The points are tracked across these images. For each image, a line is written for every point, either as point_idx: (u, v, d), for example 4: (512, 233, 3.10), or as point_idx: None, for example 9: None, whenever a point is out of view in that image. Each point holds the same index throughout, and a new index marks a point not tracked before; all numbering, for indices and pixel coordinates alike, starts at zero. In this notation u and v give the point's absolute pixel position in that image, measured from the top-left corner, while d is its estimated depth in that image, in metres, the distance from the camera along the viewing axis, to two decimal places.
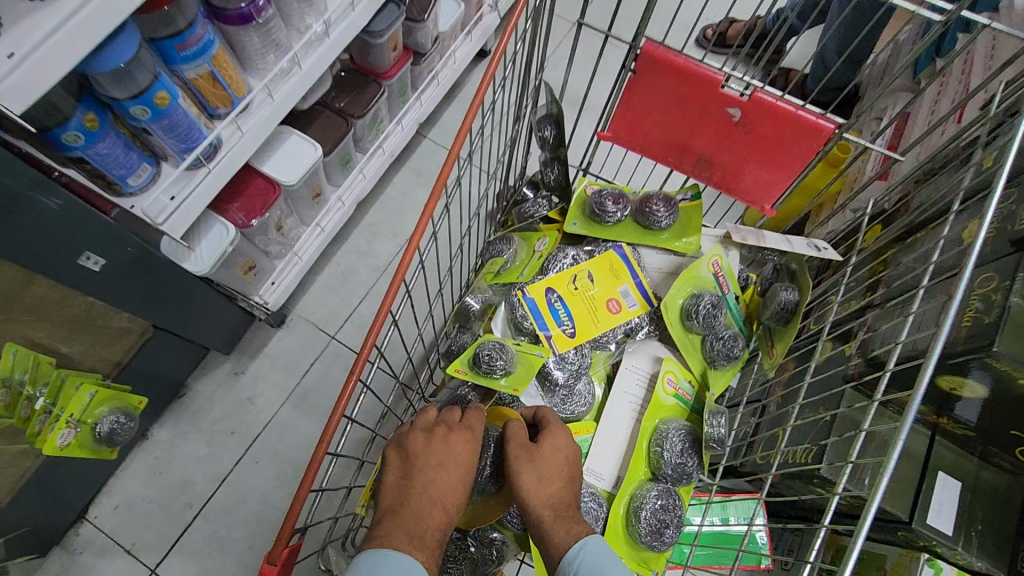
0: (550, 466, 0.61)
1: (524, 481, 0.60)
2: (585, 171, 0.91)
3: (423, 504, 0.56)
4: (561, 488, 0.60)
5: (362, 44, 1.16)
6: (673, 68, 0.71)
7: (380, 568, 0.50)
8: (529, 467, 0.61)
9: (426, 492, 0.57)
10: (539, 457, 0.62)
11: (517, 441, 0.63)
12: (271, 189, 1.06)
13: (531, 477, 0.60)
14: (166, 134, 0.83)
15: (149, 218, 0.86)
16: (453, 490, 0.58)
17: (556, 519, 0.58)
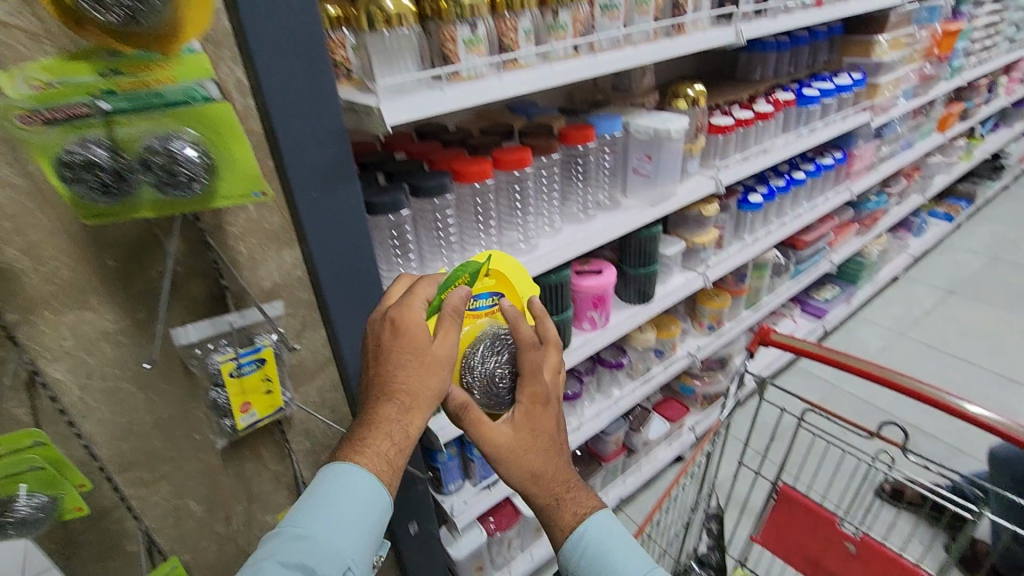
0: (553, 430, 0.81)
1: (529, 440, 0.78)
2: (742, 564, 1.24)
3: (393, 410, 0.70)
4: (564, 457, 0.81)
5: (596, 437, 1.75)
6: (802, 505, 1.09)
7: (332, 479, 0.68)
8: (527, 427, 0.78)
9: (398, 397, 0.70)
10: (545, 424, 0.80)
11: (542, 399, 0.80)
12: (513, 514, 1.54)
13: (541, 437, 0.79)
14: (481, 466, 1.43)
15: (451, 514, 1.41)
16: (427, 397, 0.71)
17: (559, 479, 0.79)
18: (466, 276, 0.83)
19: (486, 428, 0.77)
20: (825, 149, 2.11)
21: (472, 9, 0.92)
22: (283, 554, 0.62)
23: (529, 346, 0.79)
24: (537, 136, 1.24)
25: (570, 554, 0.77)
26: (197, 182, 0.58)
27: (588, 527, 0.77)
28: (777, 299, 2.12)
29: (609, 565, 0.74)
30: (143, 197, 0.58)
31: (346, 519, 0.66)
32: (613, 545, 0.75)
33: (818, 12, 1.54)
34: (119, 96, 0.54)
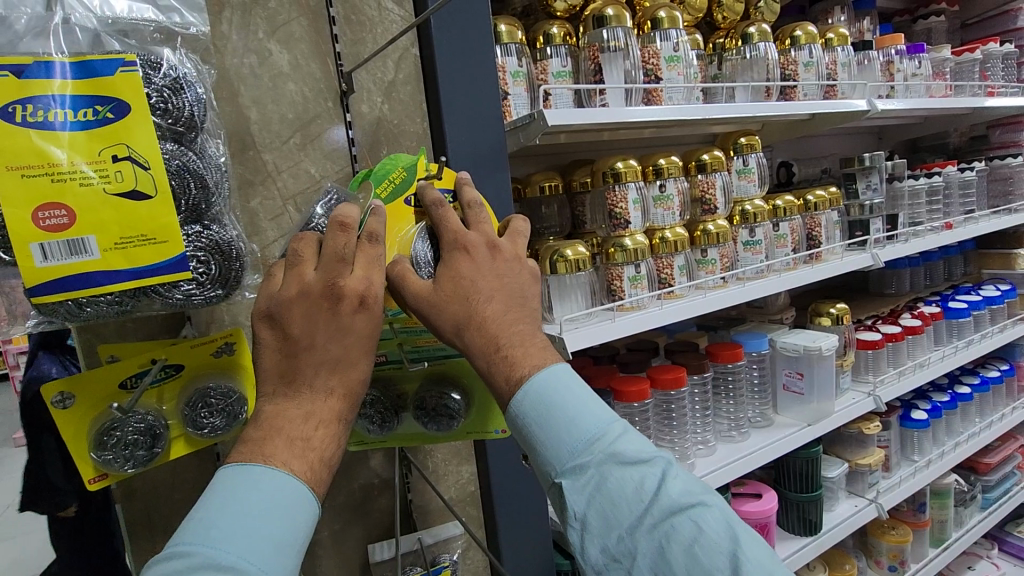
0: (485, 272, 0.57)
1: (448, 291, 0.55)
2: None
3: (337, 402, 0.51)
4: (501, 295, 0.57)
5: None
6: None
7: (247, 482, 0.46)
8: (449, 285, 0.55)
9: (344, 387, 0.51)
10: (474, 279, 0.56)
11: (463, 245, 0.57)
12: None
13: (462, 283, 0.56)
14: None
15: None
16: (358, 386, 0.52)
17: (494, 335, 0.56)
18: (402, 173, 0.62)
19: (411, 282, 0.56)
20: (987, 361, 1.97)
21: (637, 253, 1.06)
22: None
23: (437, 206, 0.57)
24: (687, 354, 1.29)
25: (514, 405, 0.55)
26: (456, 421, 0.63)
27: (544, 377, 0.56)
28: (969, 537, 1.79)
29: (567, 419, 0.56)
30: (409, 428, 0.66)
31: (269, 522, 0.45)
32: (571, 395, 0.56)
33: (952, 233, 1.58)
34: (411, 349, 0.64)
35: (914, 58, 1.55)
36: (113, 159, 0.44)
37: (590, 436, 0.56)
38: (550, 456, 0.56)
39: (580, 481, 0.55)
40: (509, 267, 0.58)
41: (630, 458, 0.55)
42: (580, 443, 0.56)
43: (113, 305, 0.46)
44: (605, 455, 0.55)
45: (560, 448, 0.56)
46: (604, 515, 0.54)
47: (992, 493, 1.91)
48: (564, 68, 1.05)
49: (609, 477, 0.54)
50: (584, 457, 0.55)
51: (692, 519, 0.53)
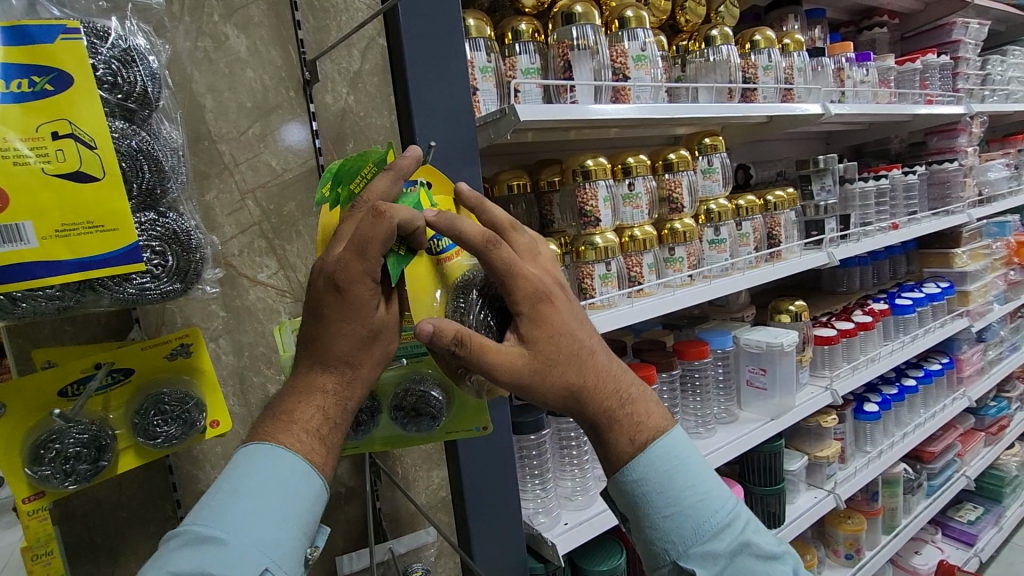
0: (574, 323, 0.55)
1: (552, 352, 0.52)
2: None
3: (331, 379, 0.49)
4: (593, 345, 0.56)
5: None
6: None
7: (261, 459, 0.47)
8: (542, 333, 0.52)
9: (336, 364, 0.49)
10: (561, 324, 0.53)
11: (547, 293, 0.53)
12: None
13: (562, 340, 0.53)
14: None
15: None
16: (375, 362, 0.51)
17: (605, 394, 0.56)
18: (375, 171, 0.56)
19: (492, 354, 0.50)
20: (929, 354, 2.07)
21: (607, 251, 1.05)
22: (177, 563, 0.42)
23: (492, 245, 0.50)
24: (655, 353, 1.29)
25: (640, 476, 0.56)
26: (436, 422, 0.62)
27: (668, 453, 0.57)
28: (917, 523, 1.87)
29: (691, 498, 0.57)
30: (382, 432, 0.63)
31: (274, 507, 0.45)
32: (696, 472, 0.59)
33: (898, 233, 1.66)
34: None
35: (862, 65, 1.62)
36: (52, 135, 0.40)
37: (717, 521, 0.57)
38: (673, 536, 0.57)
39: (714, 568, 0.55)
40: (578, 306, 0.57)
41: (759, 550, 0.57)
42: (706, 531, 0.56)
43: (53, 301, 0.41)
44: (738, 543, 0.56)
45: (685, 529, 0.57)
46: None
47: (936, 480, 2.01)
48: (533, 65, 1.03)
49: (739, 568, 0.56)
50: (715, 543, 0.56)
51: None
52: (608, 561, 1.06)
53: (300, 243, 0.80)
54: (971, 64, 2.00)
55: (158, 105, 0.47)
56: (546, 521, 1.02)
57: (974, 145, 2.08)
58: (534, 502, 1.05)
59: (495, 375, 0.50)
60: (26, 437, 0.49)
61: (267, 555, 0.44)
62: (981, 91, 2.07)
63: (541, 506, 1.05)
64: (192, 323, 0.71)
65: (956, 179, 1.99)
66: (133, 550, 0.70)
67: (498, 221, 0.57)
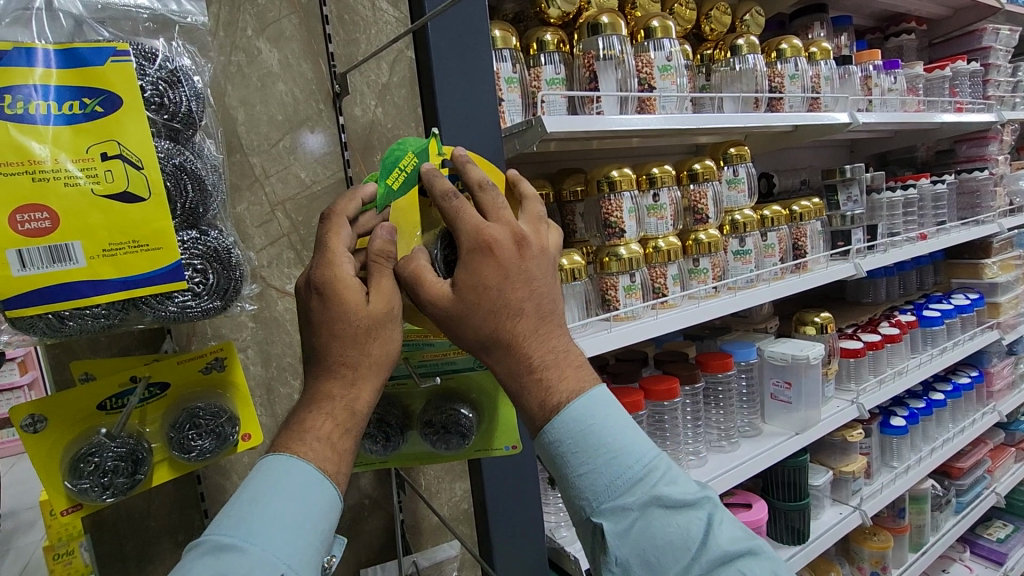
0: (514, 278, 0.50)
1: (471, 302, 0.50)
2: None
3: (336, 385, 0.49)
4: (530, 306, 0.51)
5: None
6: None
7: (272, 469, 0.46)
8: (465, 279, 0.50)
9: (337, 369, 0.49)
10: (498, 281, 0.50)
11: (486, 245, 0.50)
12: None
13: (489, 292, 0.50)
14: None
15: None
16: (378, 364, 0.50)
17: (527, 356, 0.52)
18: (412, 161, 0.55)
19: (427, 286, 0.51)
20: (957, 367, 2.02)
21: (631, 262, 1.05)
22: (197, 569, 0.40)
23: (446, 199, 0.51)
24: (678, 365, 1.28)
25: (551, 434, 0.52)
26: (467, 441, 0.61)
27: (584, 406, 0.53)
28: (944, 540, 1.82)
29: (605, 452, 0.53)
30: (414, 446, 0.63)
31: (291, 514, 0.44)
32: (611, 425, 0.54)
33: (927, 244, 1.63)
34: (418, 363, 0.62)
35: (890, 73, 1.59)
36: (102, 156, 0.41)
37: (632, 473, 0.52)
38: (584, 493, 0.53)
39: (623, 522, 0.52)
40: (537, 267, 0.52)
41: (676, 500, 0.52)
42: (616, 485, 0.52)
43: (99, 319, 0.43)
44: (651, 496, 0.52)
45: (600, 485, 0.53)
46: (647, 560, 0.51)
47: (965, 497, 1.96)
48: (558, 75, 1.03)
49: (653, 522, 0.51)
50: (626, 498, 0.52)
51: (740, 568, 0.50)
52: None
53: None
54: (1001, 71, 1.96)
55: (200, 124, 0.48)
56: (568, 536, 1.01)
57: (1004, 154, 2.03)
58: (556, 516, 1.05)
59: (419, 301, 0.52)
60: (65, 450, 0.50)
61: (286, 561, 0.42)
62: (1011, 98, 2.02)
63: (562, 520, 1.04)
64: (221, 335, 0.72)
65: (986, 188, 1.94)
66: (162, 560, 0.71)
67: (469, 179, 0.53)
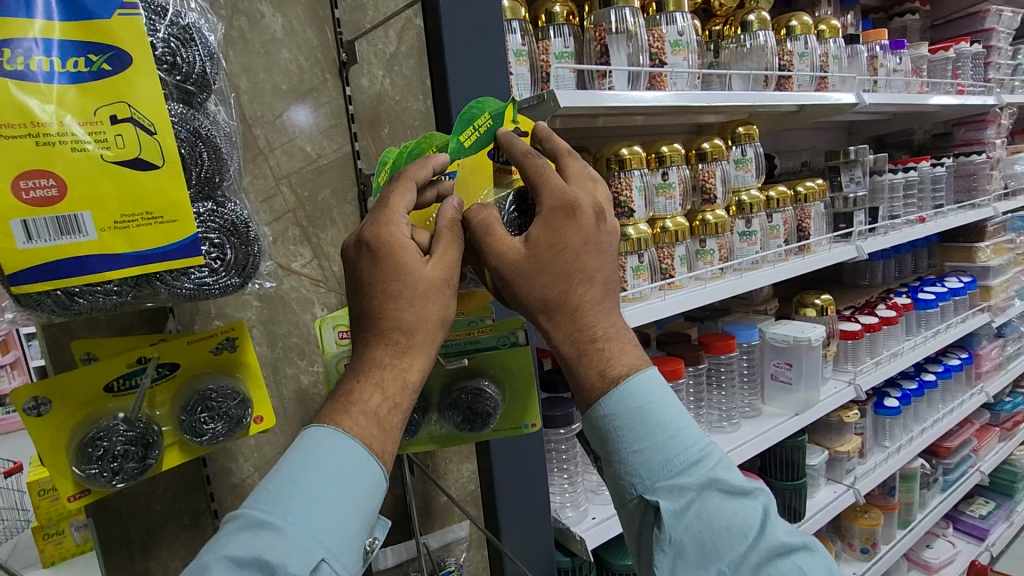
0: (590, 246, 0.52)
1: (546, 259, 0.51)
2: None
3: (387, 353, 0.48)
4: (600, 277, 0.53)
5: None
6: None
7: (313, 445, 0.45)
8: (543, 236, 0.51)
9: (390, 334, 0.48)
10: (572, 244, 0.51)
11: (570, 207, 0.51)
12: None
13: (563, 254, 0.51)
14: None
15: None
16: (433, 327, 0.49)
17: (590, 325, 0.52)
18: (488, 122, 0.56)
19: (497, 240, 0.52)
20: (948, 349, 2.05)
21: (639, 242, 1.03)
22: (233, 548, 0.40)
23: (532, 156, 0.53)
24: (681, 346, 1.27)
25: (609, 407, 0.52)
26: (491, 420, 0.61)
27: (639, 383, 0.53)
28: (931, 517, 1.87)
29: (663, 432, 0.52)
30: (435, 429, 0.62)
31: (326, 493, 0.43)
32: (667, 408, 0.54)
33: (926, 226, 1.63)
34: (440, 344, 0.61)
35: (896, 54, 1.57)
36: (111, 119, 0.39)
37: (690, 456, 0.52)
38: (638, 471, 0.52)
39: (678, 504, 0.51)
40: (611, 238, 0.54)
41: (732, 487, 0.52)
42: (674, 466, 0.52)
43: (112, 296, 0.41)
44: (708, 480, 0.51)
45: (654, 465, 0.52)
46: (702, 546, 0.50)
47: (951, 475, 2.00)
48: (567, 48, 0.99)
49: (710, 506, 0.51)
50: (684, 479, 0.51)
51: (794, 561, 0.51)
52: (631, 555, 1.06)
53: (334, 232, 0.78)
54: (1002, 54, 1.95)
55: (214, 87, 0.46)
56: (574, 515, 1.01)
57: (1001, 138, 2.03)
58: (562, 496, 1.05)
59: (486, 256, 0.52)
60: (71, 434, 0.48)
61: (325, 544, 0.41)
62: (1010, 81, 2.02)
63: (568, 500, 1.04)
64: (225, 314, 0.69)
65: (983, 172, 1.95)
66: (167, 544, 0.69)
67: (556, 147, 0.57)
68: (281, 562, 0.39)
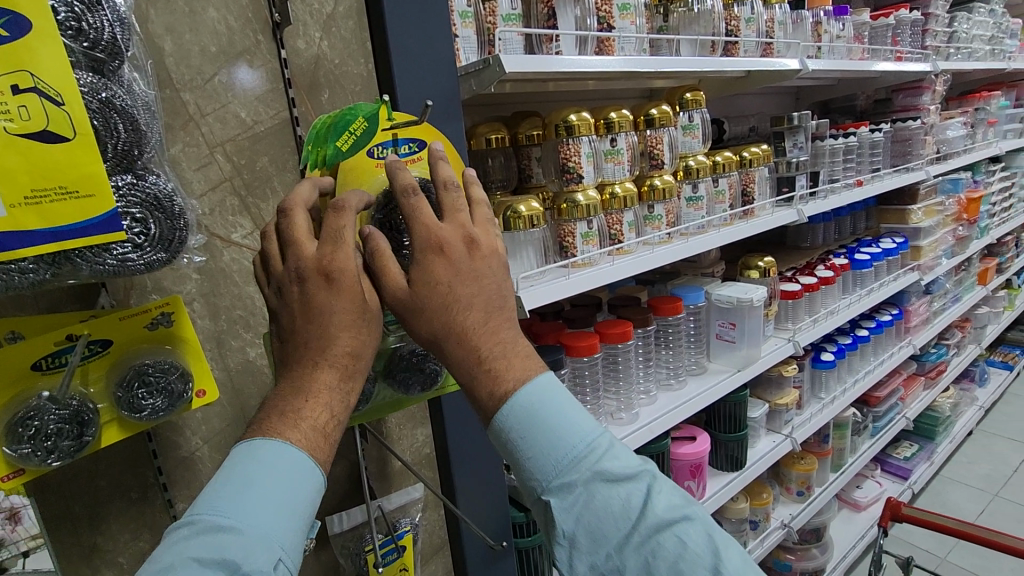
0: (468, 277, 0.53)
1: (424, 298, 0.52)
2: None
3: (330, 375, 0.50)
4: (479, 302, 0.53)
5: None
6: None
7: (255, 462, 0.46)
8: (417, 277, 0.52)
9: (338, 359, 0.51)
10: (444, 280, 0.52)
11: (438, 246, 0.52)
12: None
13: (439, 290, 0.52)
14: None
15: None
16: (358, 350, 0.52)
17: (476, 348, 0.53)
18: (363, 124, 0.58)
19: (388, 272, 0.53)
20: (881, 306, 2.18)
21: (588, 208, 1.05)
22: (195, 551, 0.42)
23: (407, 194, 0.53)
24: (631, 309, 1.31)
25: (501, 419, 0.53)
26: (438, 379, 0.67)
27: (535, 394, 0.54)
28: (860, 461, 2.03)
29: (551, 435, 0.53)
30: (382, 399, 0.67)
31: (281, 498, 0.46)
32: (559, 410, 0.54)
33: (863, 190, 1.71)
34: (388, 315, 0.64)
35: (839, 20, 1.61)
36: (12, 89, 0.38)
37: (575, 454, 0.54)
38: (532, 474, 0.54)
39: (567, 500, 0.54)
40: (485, 265, 0.54)
41: (616, 475, 0.54)
42: (561, 466, 0.54)
43: (29, 274, 0.40)
44: (592, 474, 0.53)
45: (546, 466, 0.54)
46: (591, 534, 0.53)
47: (879, 422, 2.17)
48: (515, 10, 0.98)
49: (596, 497, 0.53)
50: (571, 476, 0.53)
51: (677, 533, 0.53)
52: None
53: (274, 201, 0.76)
54: (940, 21, 2.02)
55: (127, 54, 0.44)
56: None
57: (935, 103, 2.12)
58: None
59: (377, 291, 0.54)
60: None
61: (282, 539, 0.45)
62: (946, 48, 2.10)
63: None
64: (163, 288, 0.68)
65: (917, 137, 2.03)
66: (115, 518, 0.69)
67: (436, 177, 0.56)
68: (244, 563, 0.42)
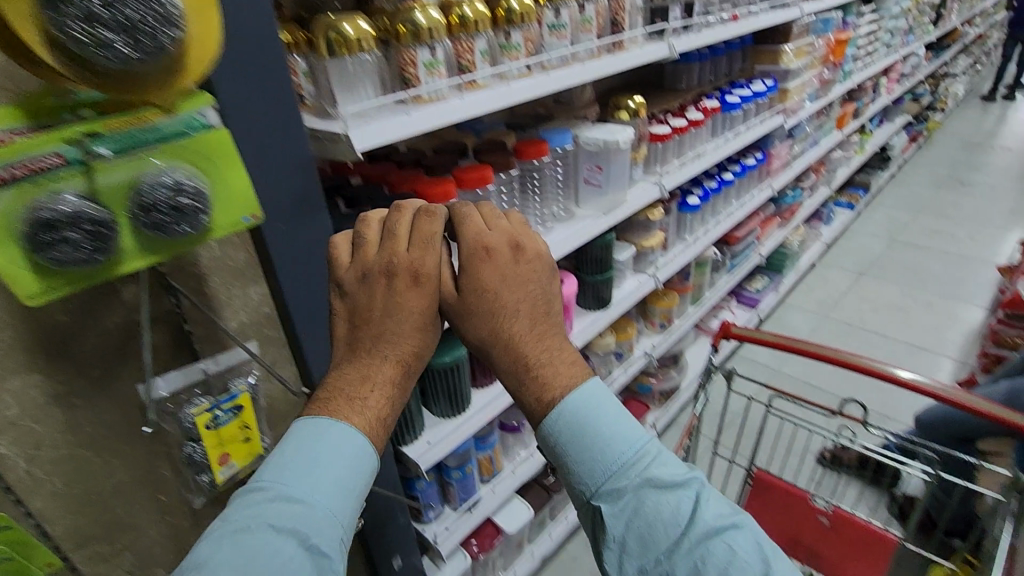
0: (511, 282, 0.65)
1: (473, 301, 0.65)
2: None
3: (390, 366, 0.62)
4: (524, 309, 0.65)
5: None
6: (778, 486, 1.14)
7: (317, 438, 0.57)
8: (471, 274, 0.65)
9: (399, 352, 0.63)
10: (490, 280, 0.65)
11: (484, 249, 0.66)
12: (494, 533, 1.46)
13: (488, 294, 0.64)
14: (460, 485, 1.36)
15: (433, 540, 1.32)
16: (416, 342, 0.64)
17: (524, 354, 0.63)
18: None
19: (449, 279, 0.68)
20: (747, 150, 2.26)
21: (430, 31, 0.91)
22: (272, 517, 0.52)
23: (463, 205, 0.71)
24: (494, 153, 1.25)
25: (549, 425, 0.61)
26: (203, 216, 0.58)
27: (578, 398, 0.61)
28: (717, 294, 2.24)
29: (600, 442, 0.60)
30: (131, 247, 0.56)
31: (339, 475, 0.56)
32: (607, 417, 0.61)
33: (736, 25, 1.66)
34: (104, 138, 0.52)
35: None
36: None
37: (623, 459, 0.60)
38: (583, 478, 0.61)
39: (616, 504, 0.59)
40: (529, 269, 0.67)
41: (664, 482, 0.59)
42: (608, 470, 0.60)
43: None
44: (642, 480, 0.59)
45: (596, 470, 0.60)
46: (640, 538, 0.58)
47: (736, 259, 2.38)
48: None
49: (646, 501, 0.58)
50: (621, 482, 0.59)
51: (726, 541, 0.56)
52: (451, 353, 1.20)
53: None
54: None
55: None
56: None
57: None
58: None
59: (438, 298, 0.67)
60: None
61: (340, 516, 0.55)
62: None
63: None
64: None
65: None
66: None
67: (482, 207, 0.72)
68: (314, 534, 0.52)
